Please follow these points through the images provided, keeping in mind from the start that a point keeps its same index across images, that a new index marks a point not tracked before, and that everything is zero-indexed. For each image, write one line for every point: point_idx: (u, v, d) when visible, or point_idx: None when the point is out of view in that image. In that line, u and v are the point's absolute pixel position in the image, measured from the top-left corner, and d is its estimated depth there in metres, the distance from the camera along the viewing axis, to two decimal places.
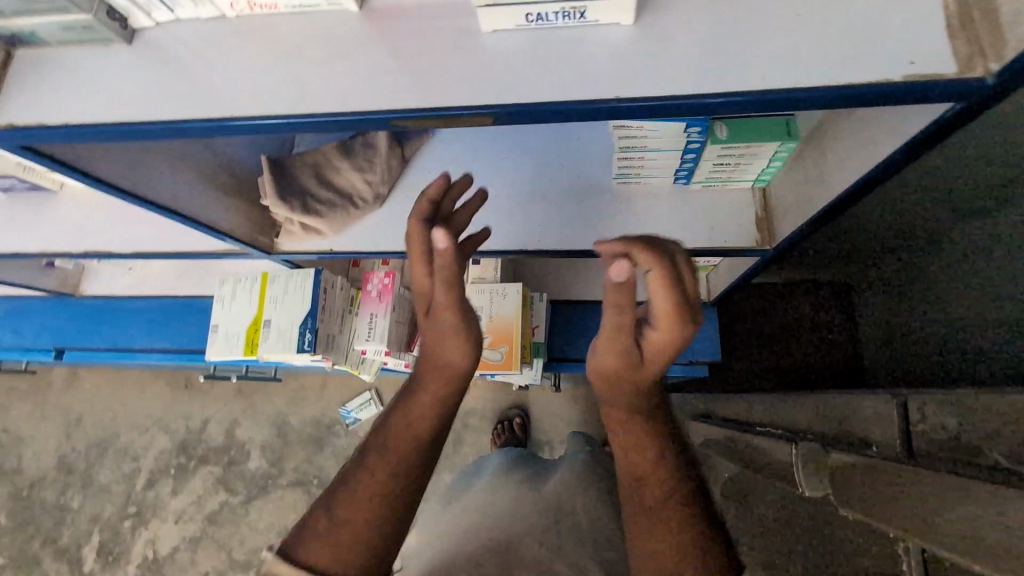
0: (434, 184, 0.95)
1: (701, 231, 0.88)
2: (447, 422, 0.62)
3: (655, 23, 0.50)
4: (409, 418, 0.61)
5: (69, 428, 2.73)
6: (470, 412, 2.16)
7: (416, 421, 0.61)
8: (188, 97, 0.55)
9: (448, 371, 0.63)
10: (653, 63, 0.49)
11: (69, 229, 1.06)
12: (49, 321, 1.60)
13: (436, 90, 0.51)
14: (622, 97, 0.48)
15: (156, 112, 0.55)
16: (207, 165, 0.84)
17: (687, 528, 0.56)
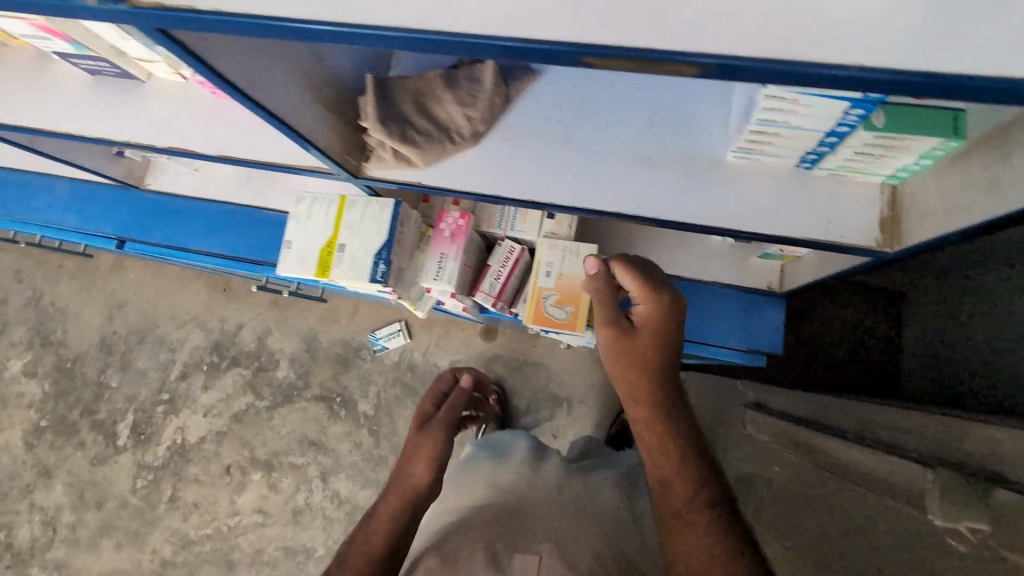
0: (533, 128, 0.91)
1: (818, 223, 0.83)
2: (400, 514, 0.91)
3: None
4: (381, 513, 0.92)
5: (112, 312, 2.85)
6: None
7: (386, 517, 0.90)
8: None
9: (414, 485, 0.95)
10: (896, 27, 0.42)
11: (152, 121, 1.06)
12: (113, 210, 1.64)
13: (634, 22, 0.44)
14: (865, 64, 0.42)
15: (308, 9, 0.49)
16: (314, 75, 0.79)
17: (702, 512, 0.75)
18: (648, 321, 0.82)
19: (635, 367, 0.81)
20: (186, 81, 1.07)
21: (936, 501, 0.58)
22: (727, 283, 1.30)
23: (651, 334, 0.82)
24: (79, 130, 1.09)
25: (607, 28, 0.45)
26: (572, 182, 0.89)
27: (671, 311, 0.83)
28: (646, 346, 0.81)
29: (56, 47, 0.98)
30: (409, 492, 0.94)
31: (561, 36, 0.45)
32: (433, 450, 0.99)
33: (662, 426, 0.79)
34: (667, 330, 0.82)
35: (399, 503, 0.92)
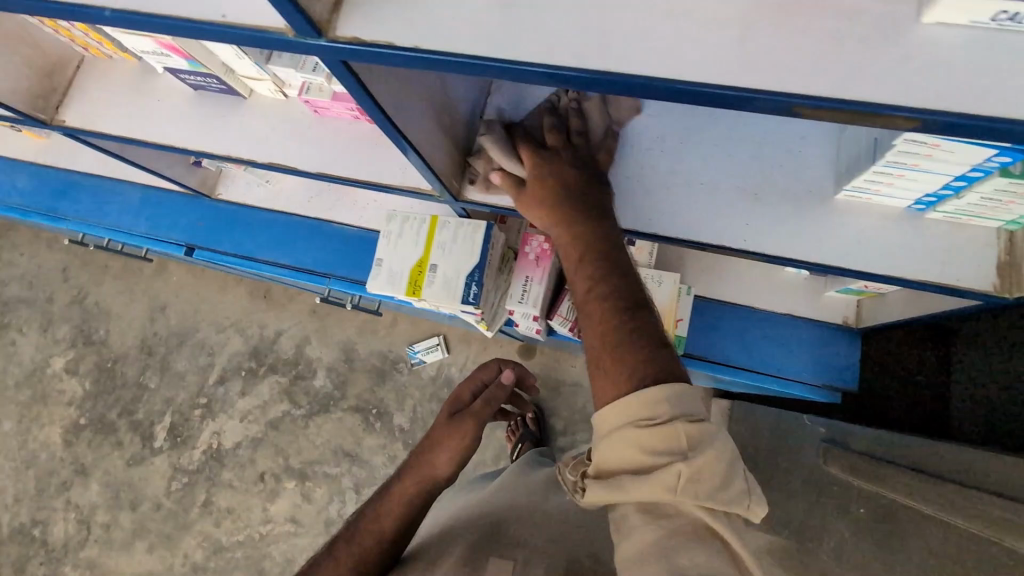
0: (636, 158, 0.92)
1: (931, 264, 0.82)
2: (405, 516, 0.84)
3: None
4: (393, 500, 0.86)
5: (154, 313, 2.89)
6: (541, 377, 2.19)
7: (398, 502, 0.86)
8: (540, 38, 0.50)
9: (430, 477, 0.87)
10: None
11: (253, 137, 1.08)
12: (183, 217, 1.68)
13: (840, 78, 0.45)
14: None
15: (507, 52, 0.50)
16: (439, 102, 0.81)
17: (616, 343, 0.67)
18: (536, 172, 0.82)
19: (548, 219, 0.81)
20: (287, 99, 1.09)
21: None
22: (801, 316, 1.29)
23: (545, 189, 0.81)
24: (179, 141, 1.12)
25: (813, 79, 0.45)
26: (675, 214, 0.90)
27: (553, 161, 0.82)
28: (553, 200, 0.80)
29: (172, 62, 1.02)
30: (421, 483, 0.87)
31: (777, 89, 0.46)
32: (457, 442, 0.91)
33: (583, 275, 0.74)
34: (545, 176, 0.81)
35: (411, 492, 0.86)
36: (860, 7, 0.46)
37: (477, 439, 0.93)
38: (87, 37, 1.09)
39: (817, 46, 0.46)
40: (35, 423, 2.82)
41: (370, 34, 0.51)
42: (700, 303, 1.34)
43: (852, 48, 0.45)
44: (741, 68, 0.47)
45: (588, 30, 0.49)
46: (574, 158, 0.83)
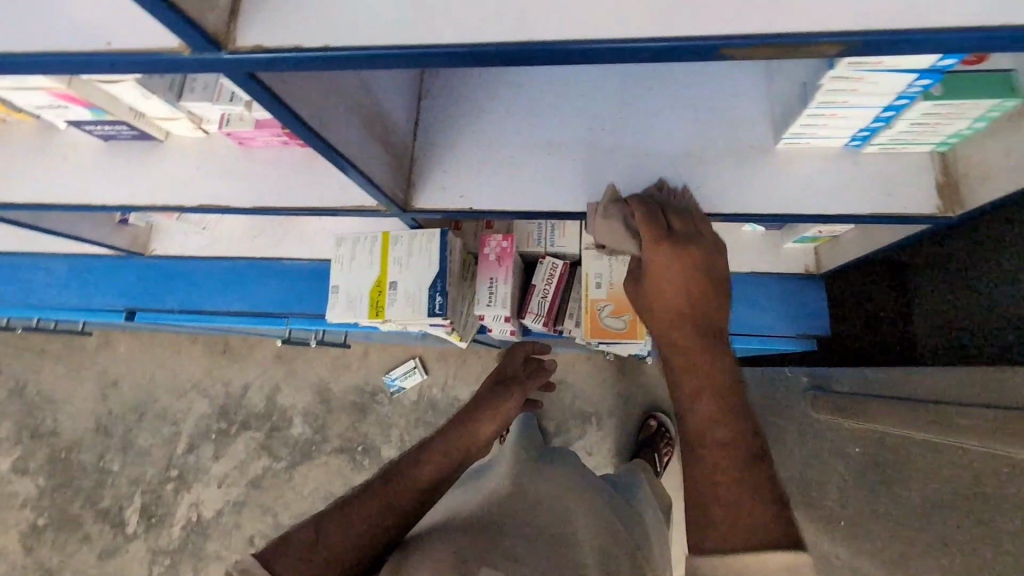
0: (578, 140, 0.92)
1: (878, 196, 0.84)
2: (444, 468, 0.85)
3: None
4: (432, 452, 0.87)
5: (105, 391, 2.70)
6: None
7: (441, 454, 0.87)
8: (459, 17, 0.47)
9: (474, 435, 0.95)
10: None
11: (177, 181, 1.02)
12: (114, 281, 1.55)
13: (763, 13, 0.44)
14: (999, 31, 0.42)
15: (422, 37, 0.46)
16: (367, 111, 0.77)
17: (737, 486, 0.58)
18: (664, 257, 0.76)
19: (675, 312, 0.72)
20: (208, 135, 1.03)
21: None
22: (763, 271, 1.31)
23: (676, 278, 0.74)
24: (98, 199, 1.04)
25: (742, 17, 0.44)
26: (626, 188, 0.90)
27: (689, 256, 0.75)
28: (672, 292, 0.74)
29: (73, 114, 0.94)
30: (466, 444, 0.93)
31: (705, 32, 0.44)
32: (496, 416, 1.03)
33: (715, 398, 0.64)
34: (672, 269, 0.74)
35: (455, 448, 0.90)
36: None
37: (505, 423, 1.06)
38: None
39: None
40: None
41: (275, 40, 0.47)
42: None
43: None
44: (667, 21, 0.45)
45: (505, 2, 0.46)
46: (711, 254, 0.76)
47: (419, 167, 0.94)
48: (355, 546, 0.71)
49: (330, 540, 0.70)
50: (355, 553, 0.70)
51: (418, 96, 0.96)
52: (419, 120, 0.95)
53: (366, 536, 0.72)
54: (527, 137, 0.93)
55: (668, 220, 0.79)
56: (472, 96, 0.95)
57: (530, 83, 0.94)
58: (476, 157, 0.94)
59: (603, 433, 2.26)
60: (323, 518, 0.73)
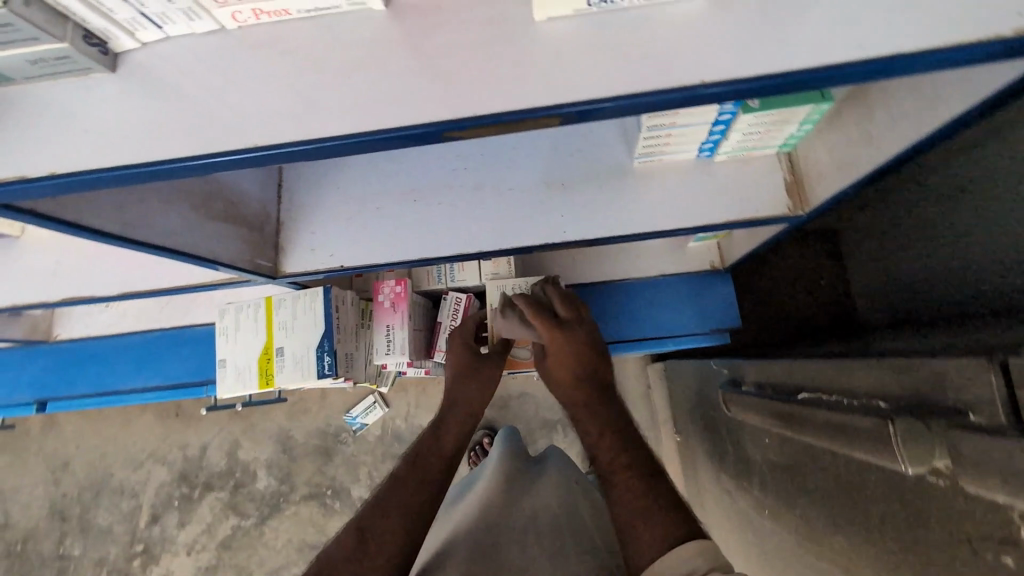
0: (442, 184, 0.91)
1: (733, 203, 0.85)
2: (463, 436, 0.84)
3: None
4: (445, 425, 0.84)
5: (56, 474, 2.50)
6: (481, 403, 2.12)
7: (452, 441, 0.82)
8: (176, 127, 0.44)
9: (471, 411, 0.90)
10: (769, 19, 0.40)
11: (40, 275, 0.96)
12: (21, 373, 1.48)
13: (484, 94, 0.41)
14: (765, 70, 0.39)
15: (140, 151, 0.44)
16: (200, 195, 0.74)
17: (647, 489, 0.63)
18: (550, 332, 0.88)
19: (561, 366, 0.85)
20: None
21: (900, 444, 0.57)
22: (672, 272, 1.33)
23: (560, 350, 0.86)
24: None
25: (458, 101, 0.42)
26: (492, 226, 0.89)
27: (577, 332, 0.88)
28: (564, 357, 0.86)
29: None
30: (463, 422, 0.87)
31: (420, 121, 0.42)
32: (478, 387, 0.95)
33: (571, 391, 0.82)
34: (550, 327, 0.88)
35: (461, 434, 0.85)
36: (486, 14, 0.43)
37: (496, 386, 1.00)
38: None
39: (459, 65, 0.42)
40: None
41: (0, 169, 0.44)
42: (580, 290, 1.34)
43: (503, 52, 0.42)
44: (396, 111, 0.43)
45: (222, 112, 0.44)
46: (592, 332, 0.89)
47: (286, 231, 0.92)
48: (401, 537, 0.65)
49: (375, 559, 0.62)
50: (405, 558, 0.63)
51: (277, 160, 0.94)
52: (282, 183, 0.93)
53: (410, 535, 0.65)
54: (391, 186, 0.92)
55: (569, 305, 0.93)
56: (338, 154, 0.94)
57: None
58: (344, 213, 0.92)
59: (571, 440, 2.21)
60: (356, 541, 0.63)
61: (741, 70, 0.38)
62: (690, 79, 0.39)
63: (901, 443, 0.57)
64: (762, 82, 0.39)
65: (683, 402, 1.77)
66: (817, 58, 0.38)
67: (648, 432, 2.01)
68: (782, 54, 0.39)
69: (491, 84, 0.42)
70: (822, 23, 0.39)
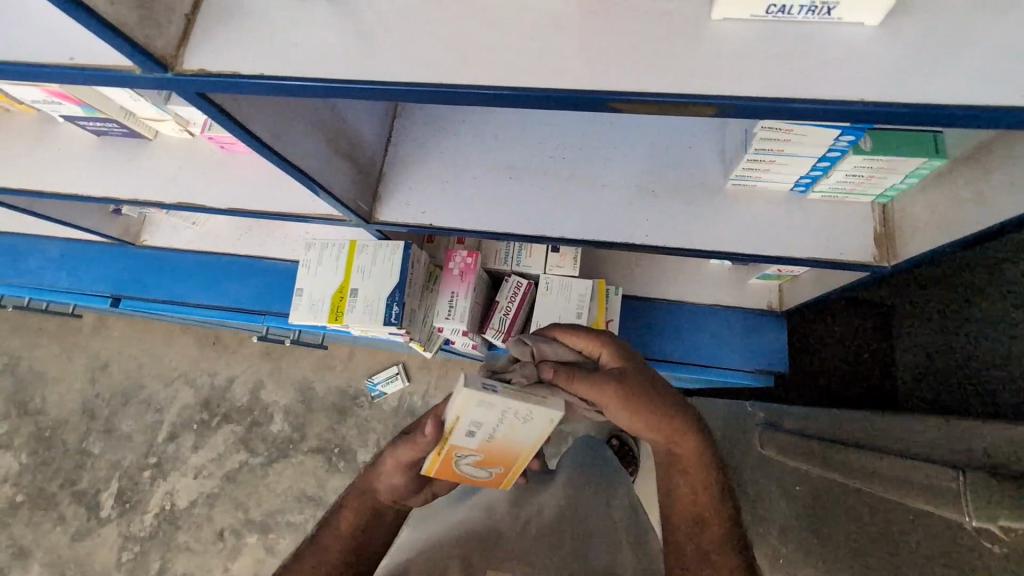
0: (539, 170, 0.95)
1: (817, 242, 0.87)
2: (364, 535, 0.75)
3: (929, 12, 0.44)
4: (341, 528, 0.75)
5: (94, 373, 2.56)
6: None
7: (348, 529, 0.75)
8: (366, 56, 0.50)
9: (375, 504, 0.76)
10: (931, 59, 0.43)
11: (163, 177, 1.06)
12: (107, 268, 1.60)
13: (648, 73, 0.46)
14: (919, 101, 0.42)
15: (338, 70, 0.50)
16: (329, 129, 0.82)
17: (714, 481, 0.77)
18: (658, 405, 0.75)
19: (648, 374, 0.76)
20: (193, 137, 1.07)
21: (968, 500, 0.65)
22: (728, 305, 1.34)
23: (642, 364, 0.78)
24: (88, 190, 1.09)
25: (629, 77, 0.46)
26: (577, 215, 0.93)
27: None
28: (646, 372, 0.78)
29: (66, 110, 0.98)
30: (369, 508, 0.76)
31: (592, 88, 0.46)
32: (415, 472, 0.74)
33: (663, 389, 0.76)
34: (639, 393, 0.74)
35: (362, 520, 0.76)
36: (661, 8, 0.47)
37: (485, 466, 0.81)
38: None
39: (630, 47, 0.47)
40: None
41: (217, 64, 0.51)
42: (635, 302, 1.36)
43: (672, 43, 0.46)
44: (562, 76, 0.47)
45: (414, 49, 0.50)
46: None
47: (386, 181, 0.98)
48: None
49: None
50: None
51: (391, 116, 1.00)
52: (392, 136, 1.00)
53: None
54: (491, 159, 0.96)
55: None
56: (446, 121, 1.00)
57: (506, 116, 1.00)
58: (439, 176, 0.97)
59: None
60: None
61: (893, 96, 0.42)
62: (852, 97, 0.43)
63: (967, 496, 0.66)
64: (907, 109, 0.42)
65: None
66: (970, 98, 0.42)
67: None
68: (936, 87, 0.42)
69: (658, 69, 0.46)
70: (983, 68, 0.42)
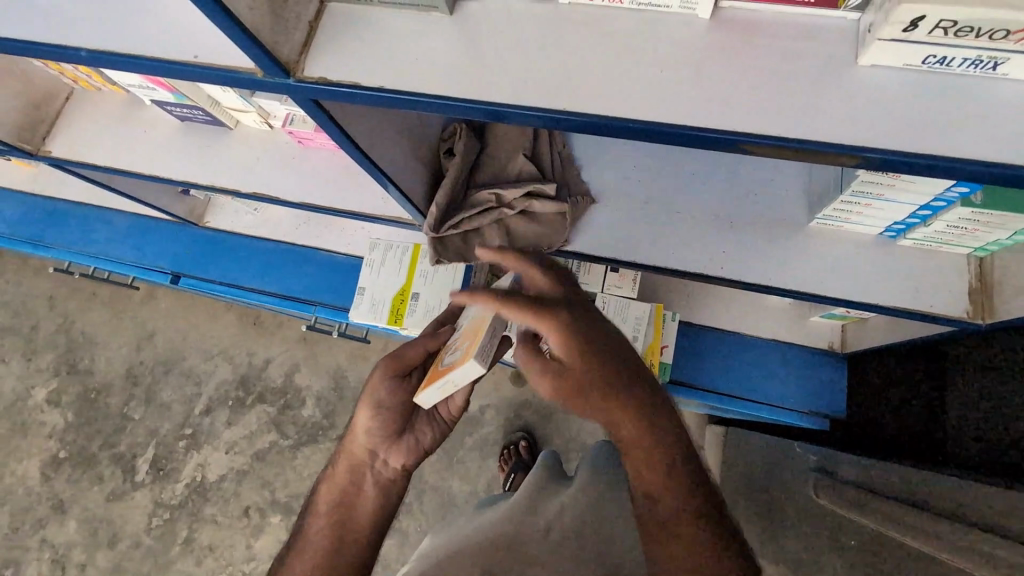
0: (614, 191, 0.93)
1: (907, 291, 0.83)
2: (354, 488, 0.79)
3: None
4: (331, 494, 0.79)
5: (141, 342, 2.66)
6: (525, 405, 1.99)
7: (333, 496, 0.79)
8: (486, 75, 0.50)
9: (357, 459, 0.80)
10: None
11: (239, 166, 1.08)
12: (168, 245, 1.65)
13: (783, 117, 0.44)
14: None
15: (456, 88, 0.50)
16: (416, 135, 0.82)
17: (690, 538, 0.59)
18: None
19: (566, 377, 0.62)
20: (272, 129, 1.09)
21: None
22: (786, 341, 1.29)
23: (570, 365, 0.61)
24: (166, 173, 1.12)
25: (763, 118, 0.44)
26: (652, 241, 0.90)
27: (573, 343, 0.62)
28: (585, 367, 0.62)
29: (156, 95, 1.02)
30: (343, 481, 0.80)
31: (720, 127, 0.45)
32: (382, 416, 0.81)
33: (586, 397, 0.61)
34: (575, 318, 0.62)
35: (347, 482, 0.80)
36: (803, 49, 0.45)
37: (467, 398, 0.84)
38: (76, 70, 1.07)
39: (768, 88, 0.45)
40: (12, 456, 2.58)
41: (337, 73, 0.51)
42: (687, 329, 1.33)
43: (811, 86, 0.44)
44: (688, 112, 0.46)
45: (534, 71, 0.49)
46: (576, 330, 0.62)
47: None
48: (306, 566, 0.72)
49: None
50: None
51: None
52: None
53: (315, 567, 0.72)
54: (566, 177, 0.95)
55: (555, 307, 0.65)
56: None
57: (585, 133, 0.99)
58: None
59: None
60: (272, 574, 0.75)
61: None
62: (1013, 159, 0.40)
63: None
64: None
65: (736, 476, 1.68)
66: None
67: None
68: None
69: (795, 111, 0.44)
70: None
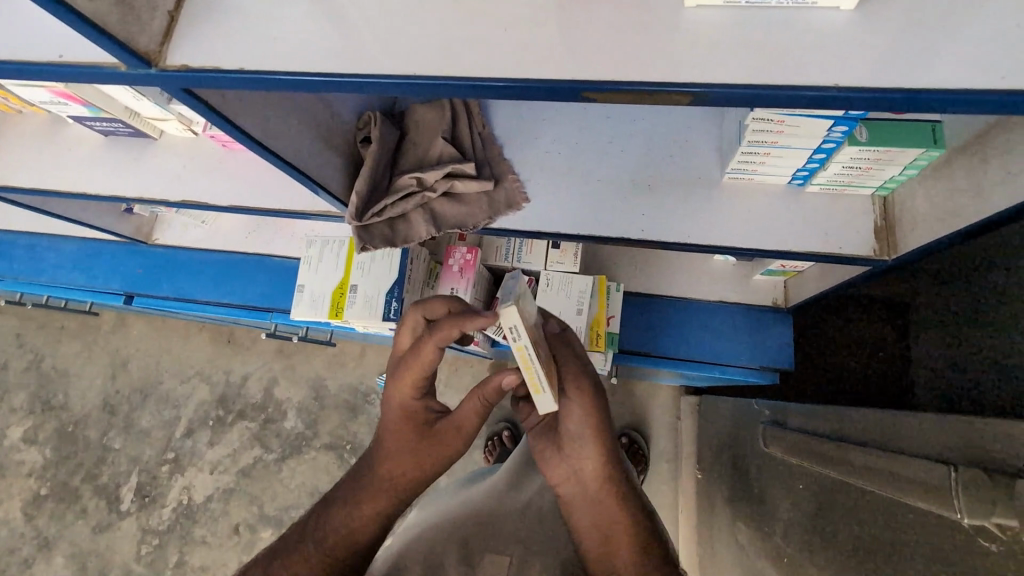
0: (534, 163, 0.94)
1: (817, 236, 0.86)
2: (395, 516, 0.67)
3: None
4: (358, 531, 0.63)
5: (114, 370, 2.64)
6: None
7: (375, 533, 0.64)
8: (346, 51, 0.51)
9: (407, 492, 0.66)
10: (909, 43, 0.42)
11: (167, 176, 1.08)
12: (121, 266, 1.64)
13: (620, 63, 0.46)
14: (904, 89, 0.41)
15: (313, 66, 0.51)
16: (324, 125, 0.84)
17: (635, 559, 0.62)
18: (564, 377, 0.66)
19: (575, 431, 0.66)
20: (198, 136, 1.09)
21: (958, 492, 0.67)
22: (733, 302, 1.32)
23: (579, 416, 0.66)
24: (95, 190, 1.12)
25: (603, 67, 0.46)
26: (574, 212, 0.92)
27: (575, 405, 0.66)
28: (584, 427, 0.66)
29: (73, 110, 1.01)
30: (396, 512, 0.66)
31: (562, 78, 0.46)
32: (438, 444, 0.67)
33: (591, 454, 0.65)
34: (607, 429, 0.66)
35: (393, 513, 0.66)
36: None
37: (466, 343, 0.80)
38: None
39: (607, 38, 0.46)
40: None
41: (198, 60, 0.52)
42: (639, 299, 1.35)
43: (645, 33, 0.46)
44: (534, 68, 0.47)
45: (390, 40, 0.51)
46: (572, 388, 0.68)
47: None
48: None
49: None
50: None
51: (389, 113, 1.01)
52: None
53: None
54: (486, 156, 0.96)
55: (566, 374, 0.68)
56: None
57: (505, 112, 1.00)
58: None
59: None
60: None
61: (874, 79, 0.42)
62: (827, 81, 0.42)
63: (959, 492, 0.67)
64: (882, 94, 0.41)
65: (709, 442, 1.71)
66: (948, 81, 0.41)
67: (669, 462, 1.92)
68: (919, 69, 0.42)
69: (631, 58, 0.46)
70: (961, 53, 0.41)
